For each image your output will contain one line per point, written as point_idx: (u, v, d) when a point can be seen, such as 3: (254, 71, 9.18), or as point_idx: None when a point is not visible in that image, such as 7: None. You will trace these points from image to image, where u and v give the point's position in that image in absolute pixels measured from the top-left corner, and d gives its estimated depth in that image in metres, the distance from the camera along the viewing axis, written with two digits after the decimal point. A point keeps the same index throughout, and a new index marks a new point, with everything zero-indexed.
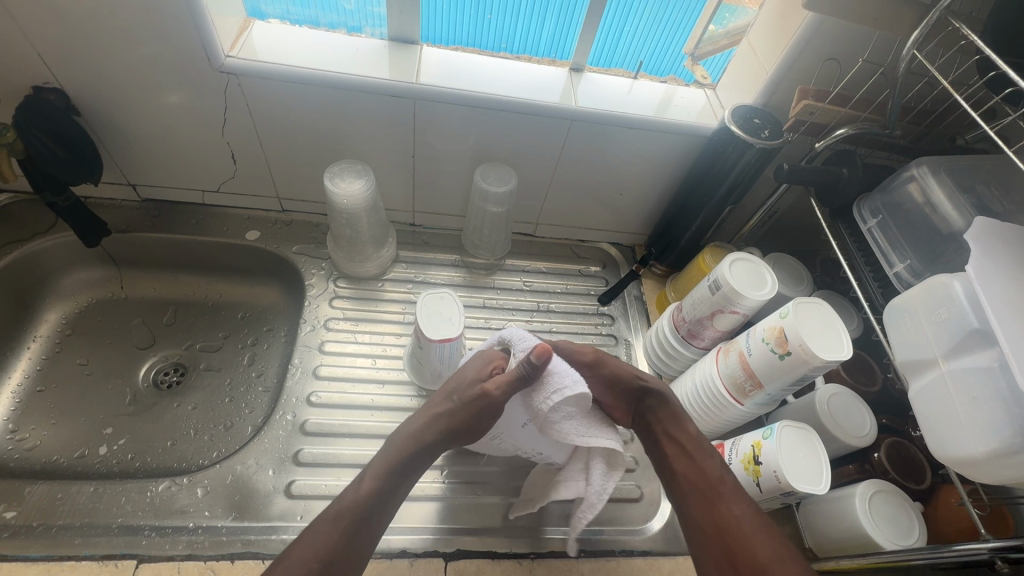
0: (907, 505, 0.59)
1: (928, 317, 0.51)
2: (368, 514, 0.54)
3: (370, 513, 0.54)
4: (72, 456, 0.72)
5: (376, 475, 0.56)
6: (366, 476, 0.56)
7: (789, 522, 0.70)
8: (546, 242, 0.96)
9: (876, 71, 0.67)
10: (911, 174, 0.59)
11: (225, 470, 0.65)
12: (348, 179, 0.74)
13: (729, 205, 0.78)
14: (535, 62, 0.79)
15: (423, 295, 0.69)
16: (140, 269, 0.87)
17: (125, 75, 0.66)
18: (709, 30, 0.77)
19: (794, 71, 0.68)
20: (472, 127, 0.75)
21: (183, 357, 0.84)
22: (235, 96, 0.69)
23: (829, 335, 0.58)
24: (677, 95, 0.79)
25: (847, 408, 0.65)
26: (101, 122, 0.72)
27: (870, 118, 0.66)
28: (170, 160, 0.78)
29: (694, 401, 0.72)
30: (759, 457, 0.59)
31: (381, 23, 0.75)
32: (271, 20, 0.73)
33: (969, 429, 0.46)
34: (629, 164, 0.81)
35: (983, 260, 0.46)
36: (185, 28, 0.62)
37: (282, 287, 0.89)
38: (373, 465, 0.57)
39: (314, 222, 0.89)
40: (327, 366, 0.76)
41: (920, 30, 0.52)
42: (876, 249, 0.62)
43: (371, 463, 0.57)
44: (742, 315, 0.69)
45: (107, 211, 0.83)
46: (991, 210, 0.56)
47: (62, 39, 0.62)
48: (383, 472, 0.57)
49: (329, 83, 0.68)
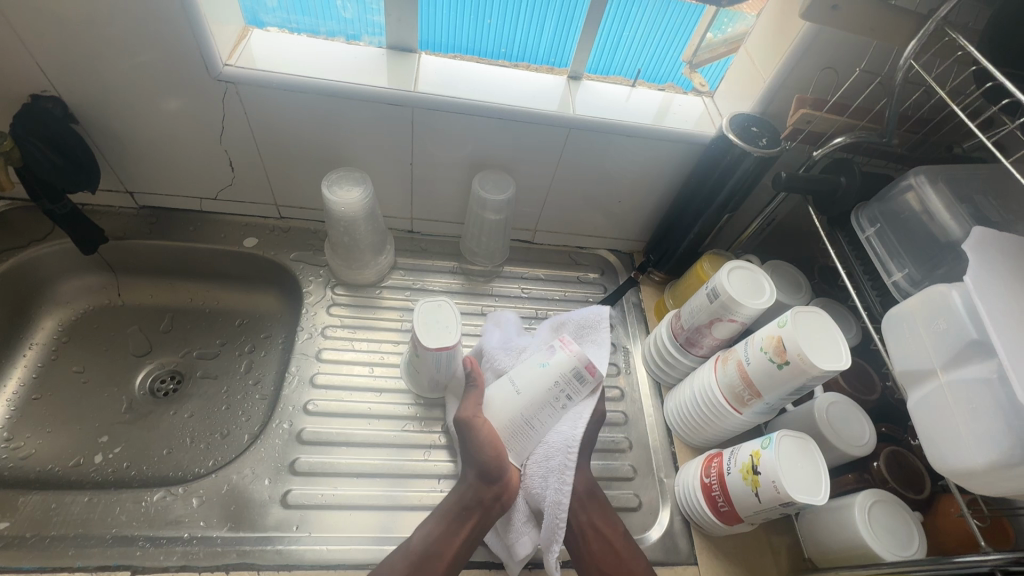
0: (906, 515, 0.59)
1: (926, 328, 0.50)
2: (448, 566, 0.58)
3: (452, 567, 0.58)
4: (67, 465, 0.71)
5: (455, 524, 0.60)
6: (438, 531, 0.59)
7: (788, 532, 0.70)
8: (544, 249, 0.96)
9: (873, 80, 0.67)
10: (909, 183, 0.59)
11: (221, 480, 0.65)
12: (346, 187, 0.74)
13: (727, 213, 0.78)
14: (534, 70, 0.80)
15: (421, 304, 0.69)
16: (137, 276, 0.86)
17: (123, 83, 0.66)
18: (707, 38, 0.78)
19: (792, 80, 0.68)
20: (470, 135, 0.75)
21: (180, 364, 0.84)
22: (233, 104, 0.69)
23: (828, 344, 0.58)
24: (675, 103, 0.79)
25: (847, 417, 0.65)
26: (99, 130, 0.72)
27: (867, 127, 0.66)
28: (168, 168, 0.78)
29: (693, 410, 0.71)
30: (758, 467, 0.58)
31: (379, 31, 0.75)
32: (269, 28, 0.73)
33: (968, 441, 0.46)
34: (628, 172, 0.81)
35: (982, 270, 0.46)
36: (184, 37, 0.62)
37: (279, 294, 0.89)
38: (445, 517, 0.60)
39: (312, 229, 0.89)
40: (324, 374, 0.76)
41: (917, 41, 0.52)
42: (875, 257, 0.62)
43: (444, 518, 0.60)
44: (740, 324, 0.69)
45: (105, 217, 0.83)
46: (989, 221, 0.56)
47: (60, 47, 0.62)
48: (454, 525, 0.60)
49: (327, 91, 0.68)
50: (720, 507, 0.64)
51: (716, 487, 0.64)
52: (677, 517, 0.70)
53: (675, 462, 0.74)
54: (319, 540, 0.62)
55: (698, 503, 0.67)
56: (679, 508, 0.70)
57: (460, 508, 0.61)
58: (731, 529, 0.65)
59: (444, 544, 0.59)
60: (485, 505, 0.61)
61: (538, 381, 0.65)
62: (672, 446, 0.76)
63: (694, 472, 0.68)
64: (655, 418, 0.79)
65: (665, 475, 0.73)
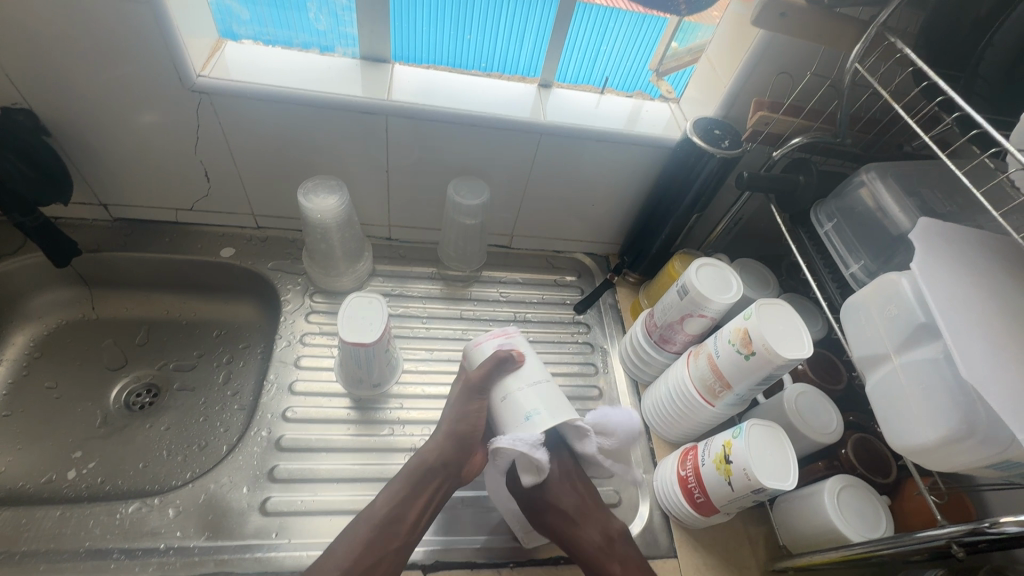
0: (873, 498, 0.61)
1: (880, 314, 0.53)
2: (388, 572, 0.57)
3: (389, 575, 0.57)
4: (38, 482, 0.70)
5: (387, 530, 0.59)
6: (400, 494, 0.60)
7: (764, 522, 0.71)
8: (522, 254, 0.98)
9: (825, 84, 0.70)
10: (861, 179, 0.63)
11: (198, 489, 0.64)
12: (321, 195, 0.74)
13: (696, 213, 0.80)
14: (506, 79, 0.82)
15: (349, 298, 0.70)
16: (112, 289, 0.86)
17: (95, 95, 0.67)
18: (672, 47, 0.80)
19: (749, 85, 0.72)
20: (445, 142, 0.77)
21: (155, 377, 0.83)
22: (208, 115, 0.70)
23: (792, 335, 0.60)
24: (643, 110, 0.82)
25: (814, 405, 0.67)
26: (71, 142, 0.72)
27: (822, 127, 0.70)
28: (143, 179, 0.78)
29: (668, 405, 0.73)
30: (730, 457, 0.60)
31: (353, 43, 0.77)
32: (244, 41, 0.74)
33: (919, 419, 0.48)
34: (599, 176, 0.84)
35: (927, 257, 0.48)
36: (157, 48, 0.63)
37: (257, 305, 0.89)
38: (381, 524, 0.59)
39: (290, 238, 0.90)
40: (303, 381, 0.76)
41: (861, 45, 0.56)
42: (834, 251, 0.64)
43: (409, 483, 0.61)
44: (711, 319, 0.71)
45: (78, 231, 0.82)
46: (936, 212, 0.59)
47: (32, 60, 0.62)
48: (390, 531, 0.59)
49: (301, 100, 0.69)
50: (696, 499, 0.65)
51: (692, 479, 0.65)
52: (657, 511, 0.71)
53: (653, 457, 0.76)
54: (298, 546, 0.62)
55: (675, 497, 0.68)
56: (659, 503, 0.71)
57: (422, 473, 0.62)
58: (708, 521, 0.66)
59: (405, 507, 0.60)
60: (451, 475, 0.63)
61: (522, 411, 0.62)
62: (650, 442, 0.77)
63: (671, 467, 0.70)
64: (634, 416, 0.80)
65: (644, 471, 0.75)
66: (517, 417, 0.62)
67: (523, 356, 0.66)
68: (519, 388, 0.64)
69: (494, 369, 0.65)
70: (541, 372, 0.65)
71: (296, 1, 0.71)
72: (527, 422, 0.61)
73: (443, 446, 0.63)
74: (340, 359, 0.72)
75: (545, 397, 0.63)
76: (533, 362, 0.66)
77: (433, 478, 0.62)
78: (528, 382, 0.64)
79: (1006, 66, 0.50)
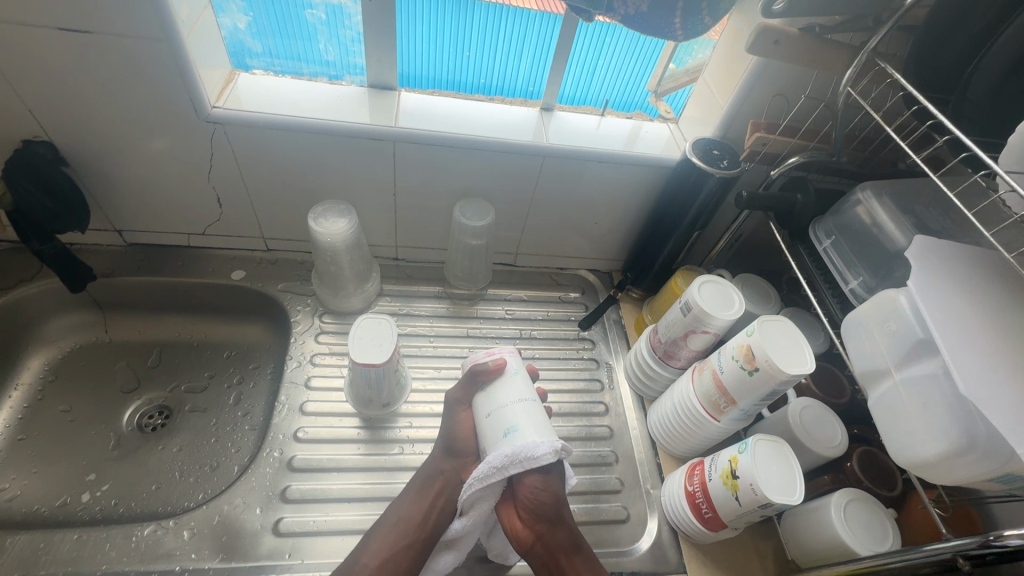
0: (880, 511, 0.62)
1: (880, 330, 0.54)
2: None
3: None
4: (54, 505, 0.71)
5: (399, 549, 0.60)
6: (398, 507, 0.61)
7: (773, 537, 0.71)
8: (526, 271, 0.99)
9: (819, 105, 0.73)
10: (858, 198, 0.64)
11: (212, 511, 0.65)
12: (331, 218, 0.76)
13: (697, 229, 0.82)
14: (509, 103, 0.84)
15: (359, 320, 0.71)
16: (125, 313, 0.87)
17: (113, 126, 0.69)
18: (669, 69, 0.83)
19: (745, 107, 0.74)
20: (451, 166, 0.79)
21: (168, 399, 0.84)
22: (221, 143, 0.72)
23: (794, 350, 0.61)
24: (642, 130, 0.85)
25: (818, 419, 0.68)
26: (89, 171, 0.74)
27: (817, 146, 0.72)
28: (157, 205, 0.80)
29: (674, 420, 0.74)
30: (736, 472, 0.61)
31: (361, 71, 0.79)
32: (255, 71, 0.77)
33: (922, 434, 0.49)
34: (601, 195, 0.86)
35: (924, 274, 0.50)
36: (173, 81, 0.65)
37: (267, 325, 0.91)
38: (392, 540, 0.60)
39: (299, 260, 0.92)
40: (314, 402, 0.77)
41: (853, 70, 0.58)
42: (833, 268, 0.66)
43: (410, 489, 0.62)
44: (714, 335, 0.72)
45: (93, 256, 0.84)
46: (930, 229, 0.61)
47: (55, 95, 0.65)
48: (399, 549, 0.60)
49: (312, 129, 0.71)
50: (704, 514, 0.66)
51: (700, 494, 0.66)
52: (665, 527, 0.71)
53: (660, 473, 0.76)
54: (311, 566, 0.63)
55: (683, 512, 0.68)
56: (667, 518, 0.72)
57: (424, 479, 0.65)
58: (717, 536, 0.66)
59: (412, 508, 0.63)
60: (451, 477, 0.66)
61: (502, 432, 0.59)
62: (657, 458, 0.78)
63: (679, 482, 0.71)
64: (640, 431, 0.81)
65: (651, 486, 0.75)
66: (496, 436, 0.60)
67: (504, 367, 0.64)
68: (488, 411, 0.62)
69: (476, 385, 0.65)
70: (528, 391, 0.62)
71: (306, 33, 0.74)
72: (502, 439, 0.59)
73: (440, 454, 0.67)
74: (349, 377, 0.73)
75: (529, 416, 0.60)
76: (519, 379, 0.63)
77: (434, 482, 0.65)
78: (499, 401, 0.62)
79: (992, 91, 0.52)
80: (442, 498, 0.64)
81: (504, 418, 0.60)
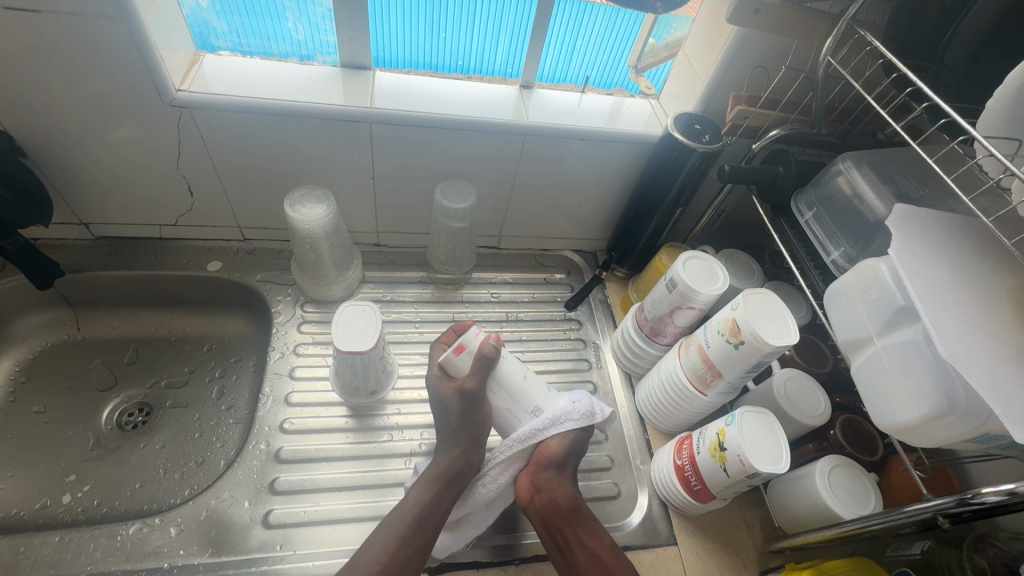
0: (862, 476, 0.63)
1: (861, 298, 0.55)
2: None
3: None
4: (33, 508, 0.69)
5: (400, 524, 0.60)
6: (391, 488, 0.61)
7: (760, 505, 0.73)
8: (510, 253, 0.98)
9: (799, 76, 0.72)
10: (838, 168, 0.64)
11: (199, 506, 0.64)
12: (308, 205, 0.74)
13: (680, 206, 0.82)
14: (487, 81, 0.82)
15: (343, 308, 0.70)
16: (97, 309, 0.84)
17: (71, 113, 0.66)
18: (649, 43, 0.81)
19: (726, 80, 0.73)
20: (430, 148, 0.77)
21: (147, 396, 0.82)
22: (189, 129, 0.69)
23: (778, 322, 0.62)
24: (624, 106, 0.83)
25: (802, 390, 0.69)
26: (49, 162, 0.71)
27: (799, 118, 0.71)
28: (124, 196, 0.77)
29: (662, 396, 0.75)
30: (724, 444, 0.62)
31: (332, 50, 0.76)
32: (221, 52, 0.74)
33: (903, 399, 0.50)
34: (584, 175, 0.85)
35: (907, 242, 0.50)
36: (134, 64, 0.62)
37: (247, 317, 0.88)
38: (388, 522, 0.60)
39: (278, 249, 0.89)
40: (299, 392, 0.76)
41: (832, 39, 0.58)
42: (815, 239, 0.66)
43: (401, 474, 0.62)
44: (699, 310, 0.73)
45: (59, 251, 0.81)
46: (909, 197, 0.61)
47: (7, 81, 0.61)
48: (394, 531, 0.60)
49: (282, 111, 0.69)
50: (693, 486, 0.67)
51: (688, 467, 0.67)
52: (655, 500, 0.72)
53: (650, 448, 0.77)
54: (304, 556, 0.62)
55: (673, 485, 0.69)
56: (657, 492, 0.73)
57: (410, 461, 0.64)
58: (706, 507, 0.68)
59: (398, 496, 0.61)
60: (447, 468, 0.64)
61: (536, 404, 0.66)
62: (645, 433, 0.79)
63: (667, 456, 0.71)
64: (628, 408, 0.81)
65: (641, 462, 0.76)
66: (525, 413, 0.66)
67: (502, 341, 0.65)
68: (510, 395, 0.66)
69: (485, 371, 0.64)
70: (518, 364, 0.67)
71: (272, 12, 0.70)
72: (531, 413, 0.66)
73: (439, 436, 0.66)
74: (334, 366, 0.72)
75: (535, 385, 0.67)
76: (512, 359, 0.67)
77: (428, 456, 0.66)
78: (512, 377, 0.66)
79: (969, 56, 0.52)
80: (437, 489, 0.63)
81: (525, 394, 0.66)
